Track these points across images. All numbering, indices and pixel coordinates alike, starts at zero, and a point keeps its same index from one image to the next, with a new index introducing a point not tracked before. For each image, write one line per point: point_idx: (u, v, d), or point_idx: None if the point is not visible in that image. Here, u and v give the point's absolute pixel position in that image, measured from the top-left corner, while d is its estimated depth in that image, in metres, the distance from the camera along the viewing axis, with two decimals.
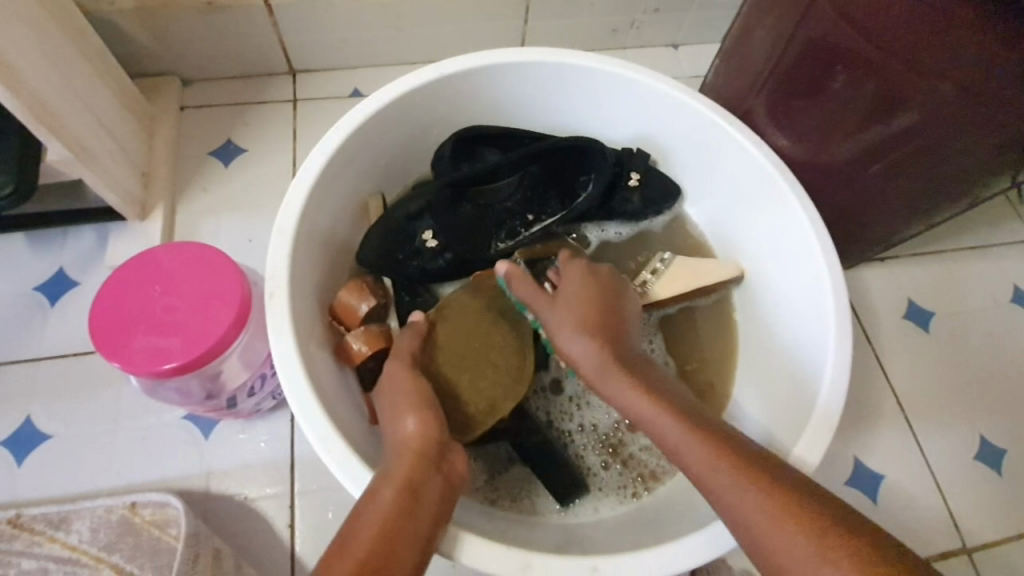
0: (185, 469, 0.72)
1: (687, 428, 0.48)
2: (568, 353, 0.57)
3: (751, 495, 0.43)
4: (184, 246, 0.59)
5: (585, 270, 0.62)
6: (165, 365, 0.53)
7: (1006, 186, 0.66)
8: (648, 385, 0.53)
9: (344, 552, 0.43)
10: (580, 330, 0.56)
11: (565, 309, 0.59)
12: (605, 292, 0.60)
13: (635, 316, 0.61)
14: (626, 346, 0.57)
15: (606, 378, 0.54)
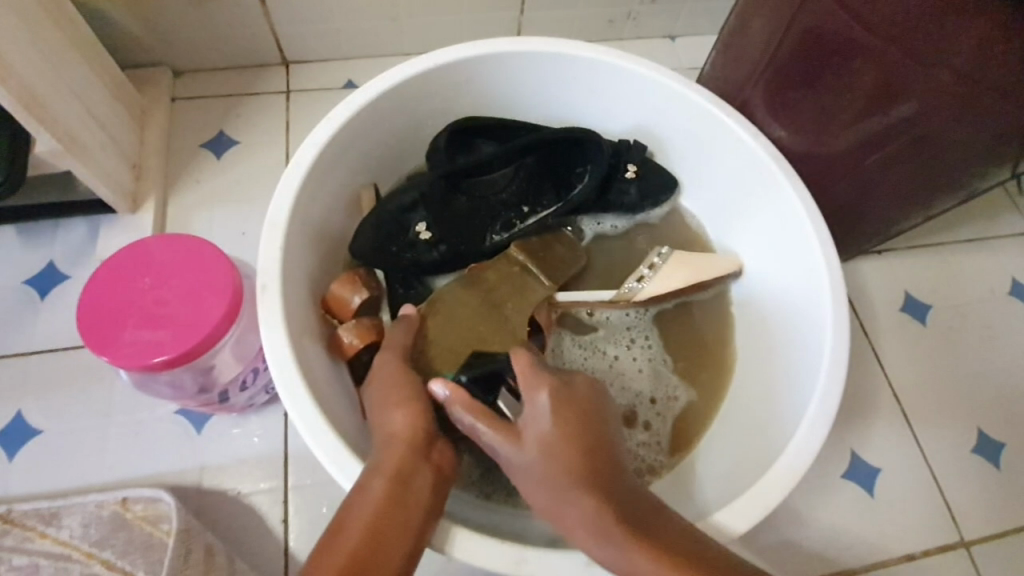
0: (178, 464, 0.71)
1: (681, 570, 0.43)
2: (549, 508, 0.47)
3: None
4: (176, 239, 0.58)
5: (560, 388, 0.51)
6: (155, 358, 0.52)
7: (1006, 177, 0.65)
8: (624, 524, 0.45)
9: (336, 547, 0.43)
10: (556, 478, 0.47)
11: (542, 458, 0.48)
12: (583, 426, 0.49)
13: (616, 434, 0.51)
14: (608, 478, 0.47)
15: (558, 496, 0.47)
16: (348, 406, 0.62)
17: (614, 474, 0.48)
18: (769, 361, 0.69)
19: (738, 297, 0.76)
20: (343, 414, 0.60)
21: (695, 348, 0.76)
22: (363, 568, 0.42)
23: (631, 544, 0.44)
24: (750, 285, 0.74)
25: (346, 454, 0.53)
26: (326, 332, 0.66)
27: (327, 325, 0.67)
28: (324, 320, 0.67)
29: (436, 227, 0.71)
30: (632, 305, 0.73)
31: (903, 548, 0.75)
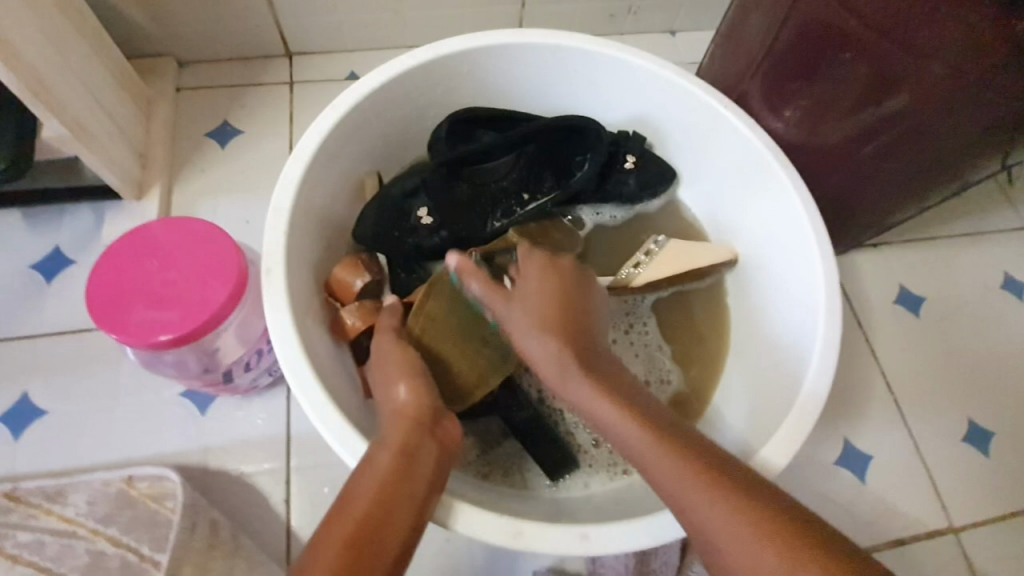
0: (182, 445, 0.72)
1: (636, 415, 0.47)
2: (524, 347, 0.55)
3: (687, 479, 0.43)
4: (182, 221, 0.59)
5: (544, 263, 0.60)
6: (161, 337, 0.53)
7: (1000, 169, 0.66)
8: (609, 385, 0.50)
9: (343, 516, 0.44)
10: (541, 330, 0.54)
11: (522, 307, 0.56)
12: (566, 287, 0.58)
13: (593, 304, 0.58)
14: (593, 351, 0.54)
15: (565, 373, 0.52)
16: (350, 386, 0.63)
17: (597, 355, 0.54)
18: (763, 344, 0.70)
19: (733, 290, 0.77)
20: (346, 393, 0.61)
21: (694, 335, 0.77)
22: (371, 537, 0.43)
23: (594, 387, 0.50)
24: (744, 275, 0.75)
25: (349, 429, 0.54)
26: (329, 314, 0.67)
27: (330, 308, 0.68)
28: (326, 304, 0.68)
29: (437, 212, 0.73)
30: (630, 293, 0.74)
31: (894, 533, 0.76)
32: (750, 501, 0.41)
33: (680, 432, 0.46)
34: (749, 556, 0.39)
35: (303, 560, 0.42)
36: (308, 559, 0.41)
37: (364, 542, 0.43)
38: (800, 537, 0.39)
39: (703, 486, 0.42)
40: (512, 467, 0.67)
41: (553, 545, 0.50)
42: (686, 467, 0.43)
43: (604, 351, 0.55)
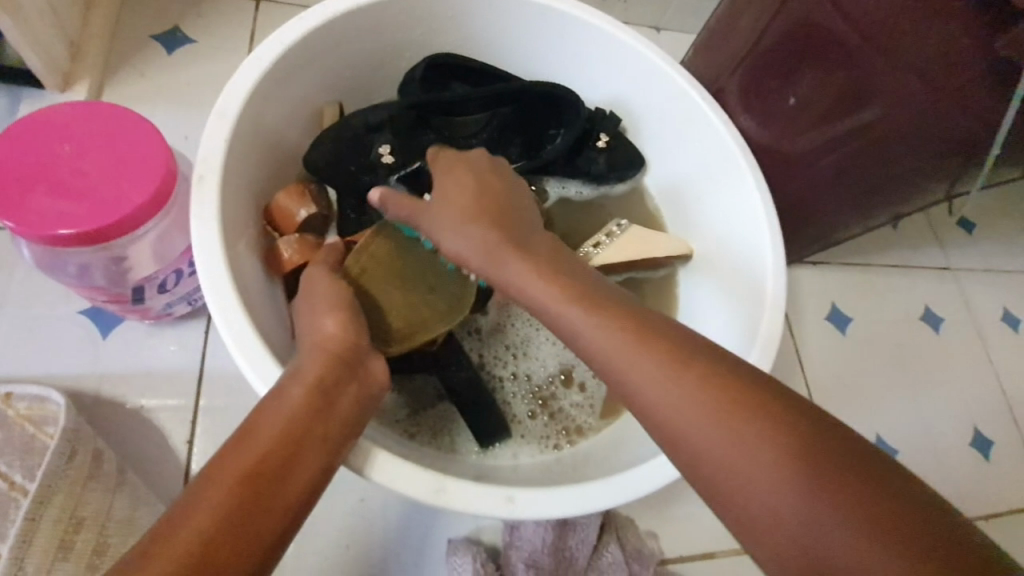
0: (77, 367, 0.65)
1: (582, 299, 0.46)
2: (450, 242, 0.54)
3: (636, 347, 0.43)
4: (106, 110, 0.54)
5: (454, 160, 0.60)
6: (63, 231, 0.48)
7: (936, 192, 0.72)
8: (551, 269, 0.49)
9: (244, 449, 0.43)
10: (467, 220, 0.54)
11: (442, 207, 0.56)
12: (484, 183, 0.57)
13: (517, 190, 0.58)
14: (525, 236, 0.53)
15: (496, 260, 0.51)
16: (276, 321, 0.58)
17: (526, 234, 0.53)
18: (712, 300, 0.71)
19: (685, 285, 0.77)
20: (270, 326, 0.56)
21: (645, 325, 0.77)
22: (274, 471, 0.42)
23: (527, 262, 0.50)
24: (697, 270, 0.75)
25: (268, 361, 0.50)
26: (264, 243, 0.62)
27: (267, 237, 0.63)
28: (264, 232, 0.63)
29: (400, 154, 0.69)
30: None
31: None
32: (700, 372, 0.41)
33: (640, 313, 0.45)
34: (707, 430, 0.40)
35: (198, 490, 0.40)
36: (205, 488, 0.40)
37: (266, 476, 0.42)
38: (745, 403, 0.40)
39: (658, 355, 0.42)
40: (441, 429, 0.65)
41: (472, 503, 0.48)
42: (634, 337, 0.43)
43: (535, 230, 0.55)
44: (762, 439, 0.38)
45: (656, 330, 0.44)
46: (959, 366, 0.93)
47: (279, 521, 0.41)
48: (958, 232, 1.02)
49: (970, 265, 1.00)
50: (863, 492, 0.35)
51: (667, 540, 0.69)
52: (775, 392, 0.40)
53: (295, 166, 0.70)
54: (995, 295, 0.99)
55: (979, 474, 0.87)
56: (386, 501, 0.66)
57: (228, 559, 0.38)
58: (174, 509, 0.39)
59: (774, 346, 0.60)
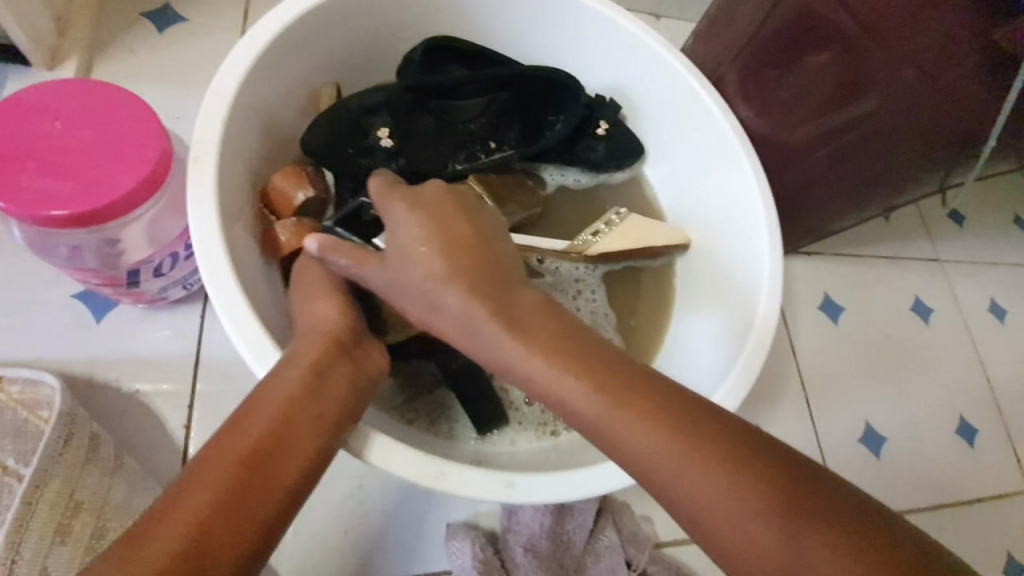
0: (69, 351, 0.64)
1: (554, 354, 0.44)
2: (416, 305, 0.49)
3: (613, 411, 0.41)
4: (97, 87, 0.53)
5: (410, 205, 0.50)
6: (55, 211, 0.47)
7: (927, 184, 0.74)
8: (531, 332, 0.45)
9: (241, 430, 0.43)
10: (436, 281, 0.47)
11: (403, 267, 0.48)
12: (449, 232, 0.49)
13: (489, 232, 0.51)
14: (503, 296, 0.47)
15: (472, 329, 0.46)
16: (274, 304, 0.58)
17: (504, 291, 0.47)
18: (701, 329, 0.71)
19: (682, 275, 0.77)
20: (268, 310, 0.56)
21: (642, 313, 0.76)
22: (272, 452, 0.42)
23: (504, 325, 0.45)
24: (693, 259, 0.75)
25: (266, 344, 0.49)
26: (261, 226, 0.62)
27: (263, 221, 0.62)
28: (260, 215, 0.62)
29: (399, 137, 0.68)
30: (583, 259, 0.72)
31: None
32: (682, 435, 0.40)
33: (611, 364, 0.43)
34: (693, 484, 0.39)
35: (195, 469, 0.41)
36: (202, 468, 0.40)
37: (263, 457, 0.42)
38: (722, 456, 0.39)
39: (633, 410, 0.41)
40: (439, 416, 0.65)
41: (471, 488, 0.49)
42: (615, 399, 0.41)
43: (512, 281, 0.48)
44: (762, 497, 0.38)
45: (635, 387, 0.42)
46: (946, 356, 0.95)
47: (278, 500, 0.41)
48: (948, 224, 1.03)
49: (959, 258, 1.01)
50: (848, 538, 0.37)
51: (662, 524, 0.70)
52: (756, 441, 0.40)
53: (292, 148, 0.69)
54: (983, 286, 1.01)
55: (963, 460, 0.89)
56: (385, 486, 0.67)
57: (225, 537, 0.39)
58: (172, 487, 0.40)
59: (760, 361, 0.59)
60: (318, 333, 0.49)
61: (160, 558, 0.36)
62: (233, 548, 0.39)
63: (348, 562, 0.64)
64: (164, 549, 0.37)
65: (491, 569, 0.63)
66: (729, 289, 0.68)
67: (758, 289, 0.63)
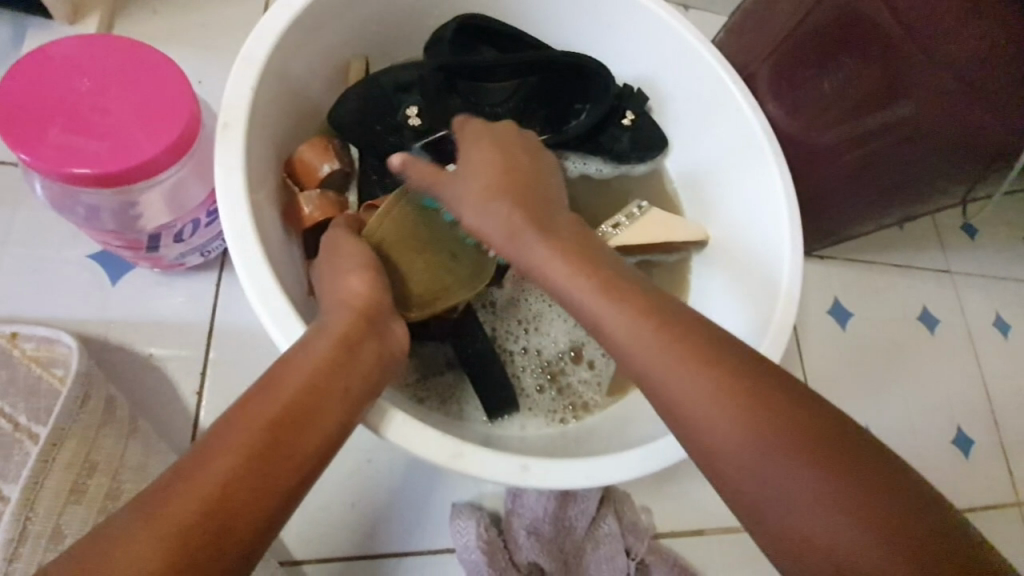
0: (84, 311, 0.64)
1: (597, 275, 0.48)
2: (471, 221, 0.53)
3: (644, 331, 0.44)
4: (128, 46, 0.52)
5: (487, 140, 0.57)
6: (81, 170, 0.47)
7: (951, 192, 0.74)
8: (578, 252, 0.50)
9: (266, 397, 0.43)
10: (496, 195, 0.53)
11: (468, 180, 0.54)
12: (514, 157, 0.56)
13: (544, 167, 0.57)
14: (557, 219, 0.53)
15: (522, 245, 0.51)
16: (294, 277, 0.58)
17: (556, 219, 0.53)
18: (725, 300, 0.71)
19: (699, 271, 0.76)
20: (289, 282, 0.56)
21: None
22: (294, 421, 0.42)
23: (551, 244, 0.50)
24: (711, 256, 0.75)
25: (291, 317, 0.49)
26: (284, 197, 0.61)
27: (287, 190, 0.62)
28: (284, 184, 0.62)
29: (428, 116, 0.67)
30: None
31: None
32: (724, 375, 0.42)
33: (662, 303, 0.46)
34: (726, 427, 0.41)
35: (220, 433, 0.41)
36: (227, 432, 0.41)
37: (287, 426, 0.42)
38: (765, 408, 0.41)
39: (668, 341, 0.44)
40: (450, 397, 0.65)
41: (488, 470, 0.49)
42: (656, 332, 0.44)
43: (564, 215, 0.54)
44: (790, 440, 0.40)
45: (680, 323, 0.45)
46: (947, 366, 0.96)
47: (298, 469, 0.42)
48: (960, 236, 1.03)
49: (968, 270, 1.02)
50: (864, 479, 0.39)
51: (662, 516, 0.71)
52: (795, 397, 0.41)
53: (316, 120, 0.68)
54: (990, 300, 1.01)
55: (957, 469, 0.91)
56: (393, 463, 0.67)
57: (245, 503, 0.39)
58: (195, 449, 0.40)
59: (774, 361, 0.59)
60: (347, 307, 0.49)
61: (182, 518, 0.37)
62: (251, 513, 0.39)
63: (353, 535, 0.65)
64: (187, 510, 0.37)
65: (495, 550, 0.64)
66: (749, 287, 0.68)
67: (780, 287, 0.62)
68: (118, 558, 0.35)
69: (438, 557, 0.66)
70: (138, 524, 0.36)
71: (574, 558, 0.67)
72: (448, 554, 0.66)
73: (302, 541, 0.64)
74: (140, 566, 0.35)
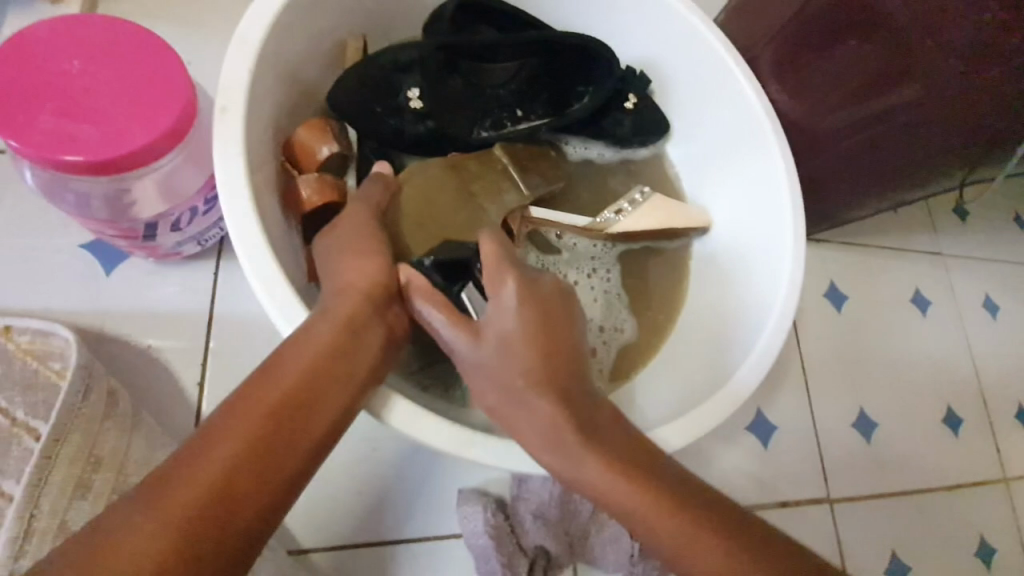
0: (79, 302, 0.63)
1: (614, 464, 0.45)
2: (500, 410, 0.48)
3: (648, 514, 0.43)
4: (118, 25, 0.49)
5: (522, 353, 0.48)
6: (74, 156, 0.45)
7: (948, 177, 0.75)
8: (616, 459, 0.45)
9: (271, 382, 0.42)
10: (523, 387, 0.47)
11: (499, 351, 0.48)
12: (547, 333, 0.49)
13: (572, 334, 0.51)
14: (588, 408, 0.47)
15: (562, 448, 0.45)
16: (296, 266, 0.57)
17: (580, 387, 0.49)
18: (686, 358, 0.70)
19: (699, 256, 0.76)
20: (291, 270, 0.55)
21: (660, 294, 0.75)
22: (299, 406, 0.42)
23: (582, 445, 0.45)
24: (711, 240, 0.75)
25: (295, 305, 0.48)
26: (283, 182, 0.60)
27: (286, 175, 0.61)
28: (282, 168, 0.61)
29: (429, 98, 0.66)
30: (603, 237, 0.72)
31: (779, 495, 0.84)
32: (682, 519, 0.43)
33: (653, 475, 0.45)
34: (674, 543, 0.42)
35: (225, 418, 0.40)
36: (233, 417, 0.40)
37: (292, 410, 0.42)
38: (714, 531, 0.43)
39: (659, 513, 0.43)
40: (454, 383, 0.65)
41: (498, 457, 0.49)
42: (642, 494, 0.43)
43: (592, 399, 0.48)
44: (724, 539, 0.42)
45: (669, 492, 0.44)
46: (939, 347, 0.97)
47: (305, 453, 0.42)
48: (952, 219, 1.04)
49: (959, 252, 1.03)
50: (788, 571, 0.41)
51: None
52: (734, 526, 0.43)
53: (312, 103, 0.66)
54: (980, 282, 1.03)
55: (946, 446, 0.93)
56: (397, 450, 0.67)
57: (254, 488, 0.39)
58: (200, 434, 0.39)
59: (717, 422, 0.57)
60: (353, 290, 0.48)
61: (191, 503, 0.36)
62: (259, 498, 0.39)
63: (359, 523, 0.65)
64: (196, 494, 0.37)
65: (503, 535, 0.64)
66: (748, 273, 0.68)
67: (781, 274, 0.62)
68: (125, 545, 0.34)
69: (445, 543, 0.66)
70: (146, 510, 0.35)
71: (580, 540, 0.68)
72: (454, 540, 0.67)
73: (308, 529, 0.64)
74: (151, 546, 0.34)
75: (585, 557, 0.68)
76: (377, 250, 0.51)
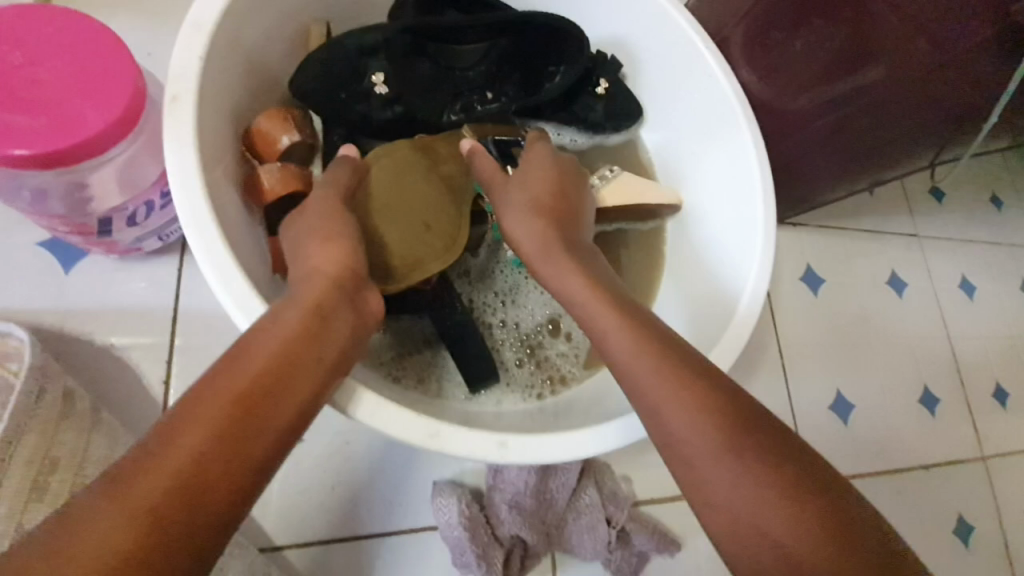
0: (39, 300, 0.62)
1: (658, 347, 0.45)
2: (512, 229, 0.56)
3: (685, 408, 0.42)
4: (60, 13, 0.48)
5: (550, 155, 0.61)
6: (18, 150, 0.44)
7: (916, 157, 0.75)
8: (613, 295, 0.49)
9: (236, 370, 0.41)
10: (530, 213, 0.55)
11: (518, 189, 0.57)
12: (566, 185, 0.58)
13: (584, 198, 0.59)
14: (584, 250, 0.54)
15: (545, 256, 0.53)
16: (258, 258, 0.56)
17: (580, 240, 0.55)
18: (687, 277, 0.72)
19: (674, 239, 0.76)
20: (252, 262, 0.54)
21: (634, 279, 0.76)
22: (267, 393, 0.41)
23: (580, 269, 0.51)
24: (686, 223, 0.74)
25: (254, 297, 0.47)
26: (244, 172, 0.59)
27: (247, 164, 0.60)
28: (243, 158, 0.59)
29: (394, 81, 0.65)
30: None
31: None
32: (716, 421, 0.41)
33: (683, 355, 0.45)
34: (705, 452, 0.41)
35: (189, 408, 0.39)
36: (197, 406, 0.39)
37: (259, 397, 0.41)
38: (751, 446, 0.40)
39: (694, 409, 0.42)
40: (427, 373, 0.65)
41: (467, 447, 0.49)
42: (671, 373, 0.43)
43: (589, 248, 0.55)
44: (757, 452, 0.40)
45: (707, 395, 0.42)
46: (915, 328, 0.98)
47: (273, 442, 0.41)
48: (929, 200, 1.05)
49: (935, 233, 1.04)
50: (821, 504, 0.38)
51: (639, 484, 0.72)
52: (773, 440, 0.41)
53: (274, 93, 0.64)
54: (956, 263, 1.04)
55: (922, 425, 0.94)
56: (371, 443, 0.67)
57: (220, 476, 0.37)
58: (163, 425, 0.38)
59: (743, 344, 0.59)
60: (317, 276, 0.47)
61: (153, 493, 0.35)
62: (226, 487, 0.38)
63: (333, 518, 0.65)
64: (159, 485, 0.35)
65: (477, 526, 0.64)
66: (721, 254, 0.68)
67: (753, 254, 0.62)
68: (83, 540, 0.33)
69: (420, 535, 0.66)
70: (106, 503, 0.34)
71: (556, 528, 0.68)
72: (430, 532, 0.66)
73: (281, 525, 0.63)
74: (111, 538, 0.33)
75: (562, 545, 0.68)
76: (338, 235, 0.50)
